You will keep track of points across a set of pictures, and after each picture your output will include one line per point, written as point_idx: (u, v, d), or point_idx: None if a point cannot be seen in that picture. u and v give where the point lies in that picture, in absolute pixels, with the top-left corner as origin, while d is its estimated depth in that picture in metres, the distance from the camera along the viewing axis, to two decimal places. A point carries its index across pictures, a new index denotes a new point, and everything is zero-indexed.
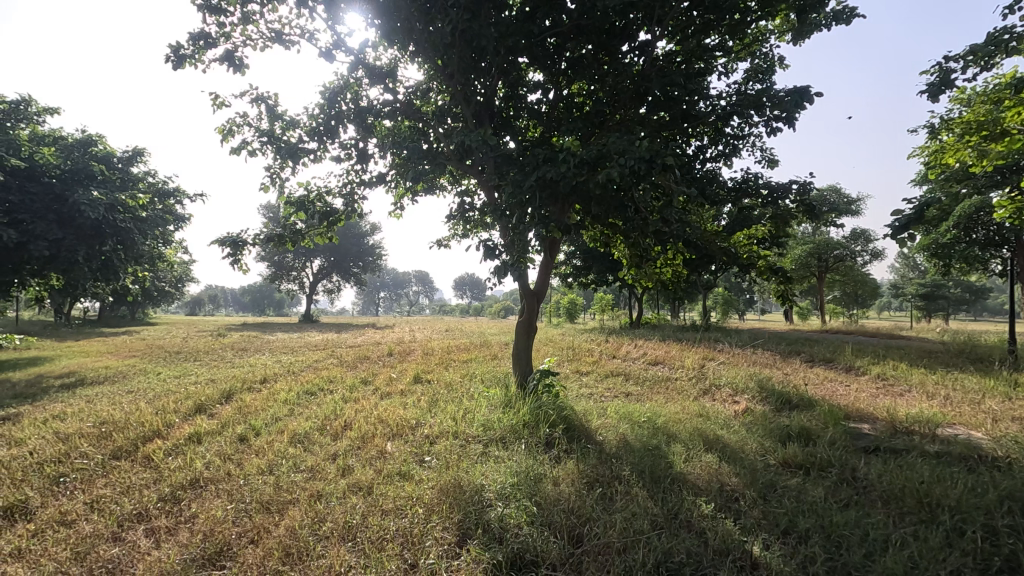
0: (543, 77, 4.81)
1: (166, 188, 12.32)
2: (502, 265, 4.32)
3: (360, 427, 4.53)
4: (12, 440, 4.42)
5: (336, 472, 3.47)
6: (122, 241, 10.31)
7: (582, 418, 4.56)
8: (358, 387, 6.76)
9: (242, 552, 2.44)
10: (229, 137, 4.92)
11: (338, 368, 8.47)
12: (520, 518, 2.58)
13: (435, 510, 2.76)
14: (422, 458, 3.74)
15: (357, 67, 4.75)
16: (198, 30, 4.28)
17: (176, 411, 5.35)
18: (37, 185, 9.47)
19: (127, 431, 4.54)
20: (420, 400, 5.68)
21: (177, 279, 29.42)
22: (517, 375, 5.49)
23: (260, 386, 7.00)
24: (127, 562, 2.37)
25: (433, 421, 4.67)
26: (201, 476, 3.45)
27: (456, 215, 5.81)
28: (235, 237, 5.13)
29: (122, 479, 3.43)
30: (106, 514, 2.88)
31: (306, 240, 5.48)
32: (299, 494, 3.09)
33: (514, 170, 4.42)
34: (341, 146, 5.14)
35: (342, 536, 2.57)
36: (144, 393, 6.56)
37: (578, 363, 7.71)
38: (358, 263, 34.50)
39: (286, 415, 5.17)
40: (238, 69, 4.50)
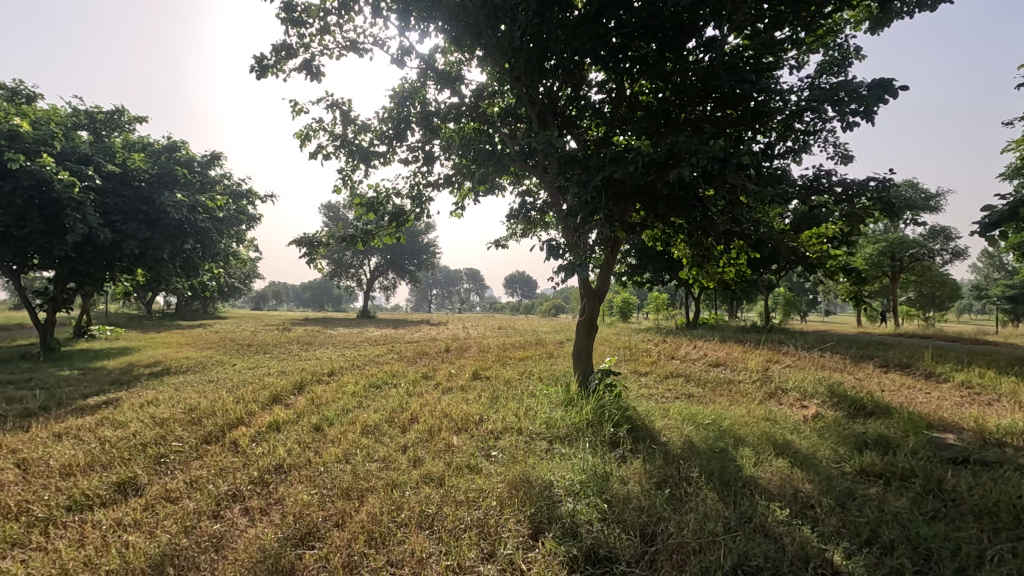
0: (606, 76, 4.80)
1: (240, 189, 13.13)
2: (566, 265, 4.35)
3: (426, 421, 4.69)
4: (117, 423, 4.86)
5: (409, 463, 3.63)
6: (201, 239, 11.14)
7: (645, 418, 4.54)
8: (420, 381, 6.98)
9: (329, 534, 2.60)
10: (306, 142, 5.18)
11: (399, 363, 8.76)
12: (591, 515, 2.63)
13: (507, 503, 2.84)
14: (488, 451, 3.86)
15: (426, 72, 4.91)
16: (280, 41, 4.54)
17: (254, 400, 5.71)
18: (128, 188, 10.27)
19: (214, 417, 4.89)
20: (481, 396, 5.81)
21: (245, 276, 31.16)
22: (577, 373, 5.51)
23: (328, 378, 7.34)
24: (229, 537, 2.58)
25: (496, 416, 4.77)
26: (285, 461, 3.69)
27: (518, 214, 5.89)
28: (310, 237, 5.42)
29: (215, 461, 3.71)
30: (206, 493, 3.14)
31: (375, 240, 5.69)
32: (376, 482, 3.25)
33: (578, 170, 4.44)
34: (409, 148, 5.32)
35: (419, 524, 2.69)
36: (223, 383, 7.01)
37: (636, 363, 7.66)
38: (412, 262, 35.43)
39: (356, 407, 5.41)
40: (315, 77, 4.74)
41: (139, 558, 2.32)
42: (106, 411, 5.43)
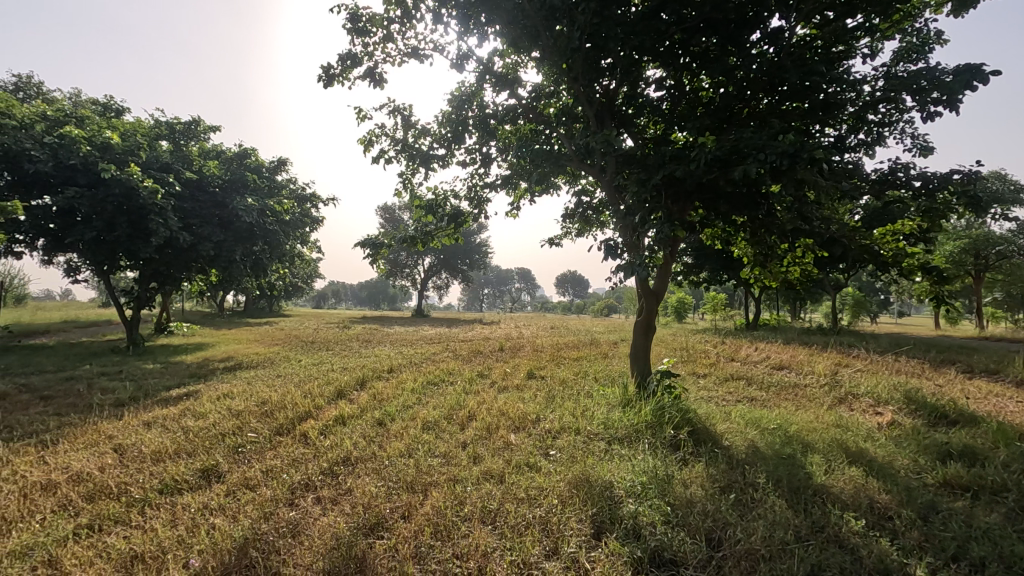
0: (665, 73, 4.71)
1: (304, 193, 13.75)
2: (625, 265, 4.30)
3: (484, 418, 4.77)
4: (198, 414, 5.21)
5: (469, 459, 3.71)
6: (269, 241, 11.74)
7: (706, 421, 4.43)
8: (476, 380, 7.09)
9: (396, 525, 2.69)
10: (369, 147, 5.37)
11: (455, 362, 8.94)
12: (655, 518, 2.61)
13: (568, 502, 2.86)
14: (547, 450, 3.88)
15: (484, 75, 4.98)
16: (346, 50, 4.73)
17: (321, 395, 5.97)
18: (204, 194, 10.95)
19: (285, 410, 5.16)
20: (537, 395, 5.84)
21: (308, 276, 32.55)
22: (635, 374, 5.45)
23: (387, 374, 7.58)
24: (304, 523, 2.72)
25: (553, 416, 4.79)
26: (351, 454, 3.84)
27: (575, 214, 5.88)
28: (374, 239, 5.63)
29: (287, 452, 3.92)
30: (281, 482, 3.32)
31: (434, 241, 5.82)
32: (439, 477, 3.34)
33: (637, 169, 4.38)
34: (467, 150, 5.42)
35: (482, 519, 2.75)
36: (291, 378, 7.36)
37: (694, 365, 7.48)
38: (465, 261, 36.00)
39: (415, 403, 5.57)
40: (379, 84, 4.90)
41: (225, 540, 2.48)
42: (188, 402, 5.83)
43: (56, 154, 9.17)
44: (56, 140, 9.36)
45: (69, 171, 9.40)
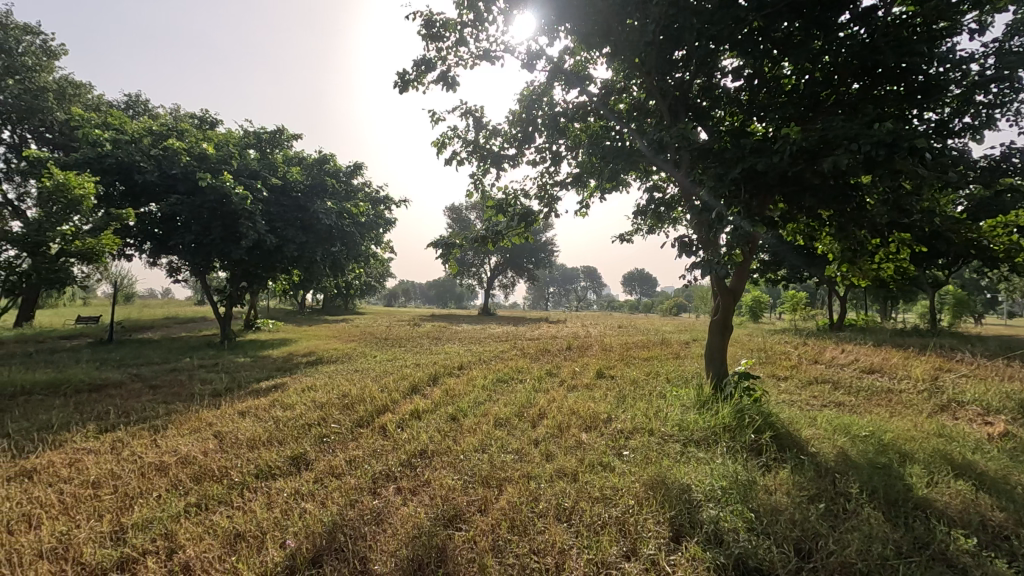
0: (743, 61, 4.50)
1: (378, 195, 14.29)
2: (701, 263, 4.16)
3: (555, 417, 4.77)
4: (286, 404, 5.56)
5: (542, 457, 3.72)
6: (347, 242, 12.31)
7: (790, 426, 4.21)
8: (545, 378, 7.10)
9: (474, 518, 2.75)
10: (442, 149, 5.50)
11: (523, 359, 9.00)
12: (737, 524, 2.52)
13: (645, 503, 2.82)
14: (620, 450, 3.83)
15: (554, 74, 4.97)
16: (420, 56, 4.88)
17: (396, 389, 6.20)
18: (288, 199, 11.65)
19: (364, 403, 5.40)
20: (607, 394, 5.78)
21: (380, 275, 33.87)
22: (710, 376, 5.27)
23: (458, 371, 7.74)
24: (387, 511, 2.84)
25: (626, 416, 4.72)
26: (428, 447, 3.96)
27: (646, 211, 5.75)
28: (446, 239, 5.78)
29: (368, 444, 4.10)
30: (364, 471, 3.48)
31: (505, 240, 5.89)
32: (513, 473, 3.38)
33: (714, 164, 4.22)
34: (537, 149, 5.44)
35: (558, 517, 2.76)
36: (368, 373, 7.69)
37: (774, 367, 7.13)
38: (531, 259, 36.08)
39: (487, 400, 5.66)
40: (451, 87, 5.02)
41: (316, 524, 2.63)
42: (276, 393, 6.22)
43: (161, 165, 10.07)
44: (161, 152, 10.28)
45: (172, 180, 10.30)
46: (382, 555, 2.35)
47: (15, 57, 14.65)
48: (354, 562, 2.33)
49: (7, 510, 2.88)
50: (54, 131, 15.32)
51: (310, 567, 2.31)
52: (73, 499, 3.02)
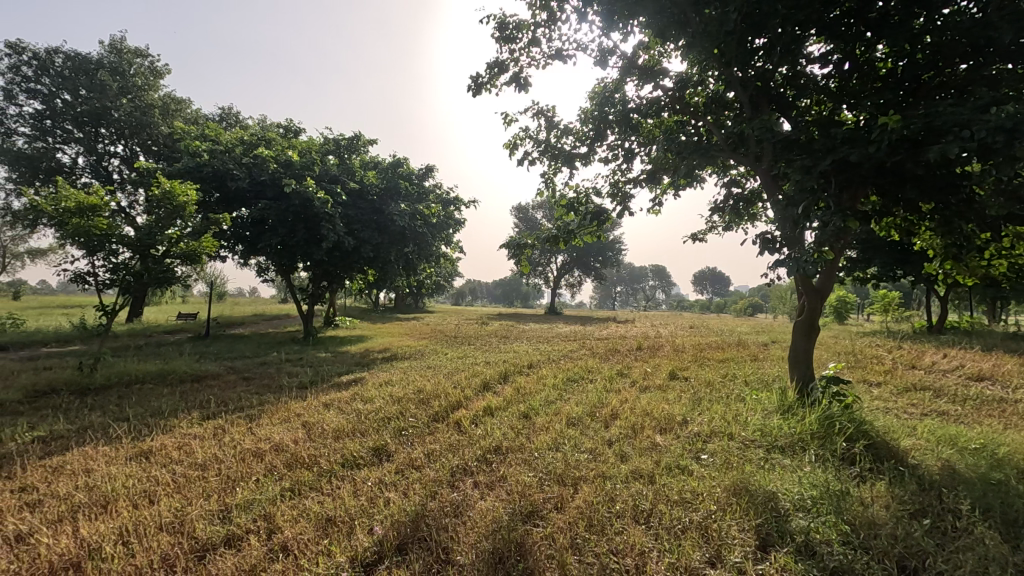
0: (833, 46, 4.23)
1: (448, 197, 14.64)
2: (787, 261, 3.95)
3: (628, 417, 4.71)
4: (366, 398, 5.83)
5: (616, 457, 3.69)
6: (419, 243, 12.71)
7: (886, 435, 3.93)
8: (616, 378, 7.01)
9: (550, 515, 2.77)
10: (514, 150, 5.56)
11: (594, 359, 8.92)
12: (831, 536, 2.38)
13: (728, 509, 2.73)
14: (698, 454, 3.72)
15: (628, 70, 4.89)
16: (494, 58, 4.95)
17: (469, 386, 6.34)
18: (364, 202, 12.18)
19: (438, 399, 5.57)
20: (682, 396, 5.63)
21: (449, 275, 34.74)
22: (795, 380, 5.02)
23: (528, 370, 7.79)
24: (465, 505, 2.91)
25: (703, 419, 4.58)
26: (502, 444, 4.02)
27: (724, 207, 5.53)
28: (518, 239, 5.84)
29: (443, 438, 4.22)
30: (442, 464, 3.59)
31: (576, 239, 5.88)
32: (588, 472, 3.37)
33: (801, 156, 4.00)
34: (609, 147, 5.38)
35: (635, 518, 2.73)
36: (440, 370, 7.90)
37: (865, 372, 6.67)
38: (597, 258, 35.68)
39: (558, 399, 5.67)
40: (524, 88, 5.06)
41: (400, 513, 2.74)
42: (356, 387, 6.54)
43: (251, 172, 10.82)
44: (251, 161, 11.06)
45: (261, 187, 11.04)
46: (463, 547, 2.41)
47: (127, 79, 16.24)
48: (437, 551, 2.42)
49: (130, 485, 3.21)
50: (159, 144, 16.83)
51: (396, 554, 2.42)
52: (184, 480, 3.31)
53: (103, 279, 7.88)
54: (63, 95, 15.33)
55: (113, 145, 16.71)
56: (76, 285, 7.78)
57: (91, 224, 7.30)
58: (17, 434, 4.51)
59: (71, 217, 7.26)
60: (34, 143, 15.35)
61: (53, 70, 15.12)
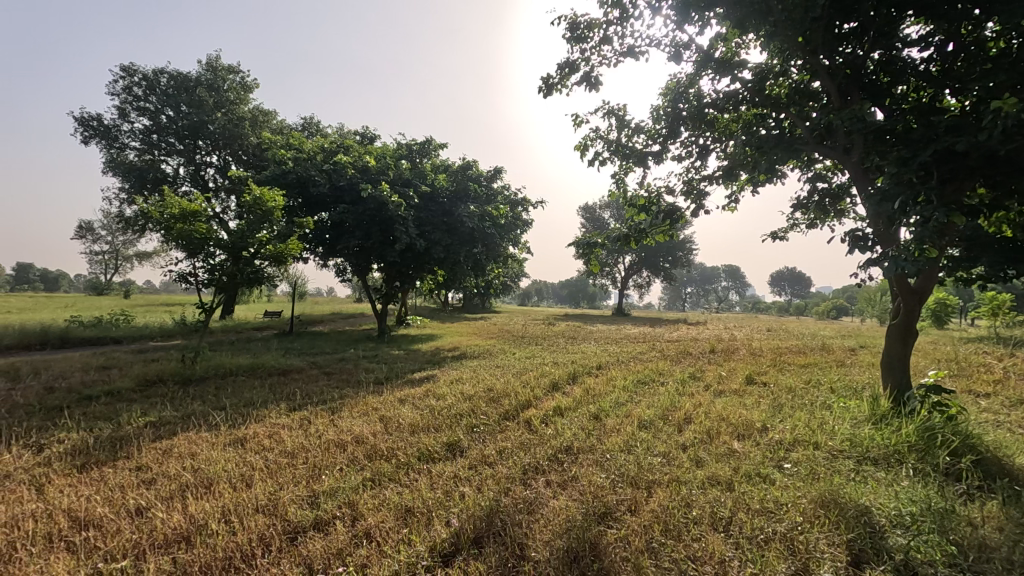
0: (934, 27, 3.90)
1: (517, 198, 14.76)
2: (881, 260, 3.69)
3: (703, 422, 4.57)
4: (438, 395, 6.00)
5: (692, 462, 3.59)
6: (488, 244, 12.91)
7: (998, 451, 3.58)
8: (689, 381, 6.80)
9: (624, 517, 2.75)
10: (584, 150, 5.54)
11: (664, 362, 8.70)
12: (935, 557, 2.20)
13: (815, 522, 2.59)
14: (779, 462, 3.55)
15: (704, 64, 4.74)
16: (565, 59, 4.95)
17: (538, 386, 6.38)
18: (436, 205, 12.52)
19: (509, 398, 5.64)
20: (761, 402, 5.38)
21: (516, 275, 35.04)
22: (890, 387, 4.67)
23: (597, 371, 7.71)
24: (538, 503, 2.93)
25: (784, 426, 4.37)
26: (573, 444, 4.02)
27: (807, 204, 5.25)
28: (588, 239, 5.80)
29: (515, 436, 4.27)
30: (514, 462, 3.64)
31: (647, 239, 5.76)
32: (662, 476, 3.30)
33: (897, 147, 3.72)
34: (682, 144, 5.24)
35: (713, 525, 2.65)
36: (509, 369, 7.99)
37: (971, 381, 6.09)
38: (667, 259, 34.72)
39: (628, 401, 5.59)
40: (594, 87, 5.03)
41: (475, 507, 2.80)
42: (429, 384, 6.74)
43: (331, 178, 11.45)
44: (331, 167, 11.67)
45: (340, 192, 11.62)
46: (538, 543, 2.44)
47: (222, 94, 17.60)
48: (512, 546, 2.46)
49: (229, 469, 3.49)
50: (249, 153, 18.11)
51: (472, 546, 2.49)
52: (275, 466, 3.56)
53: (202, 279, 8.58)
54: (167, 111, 16.84)
55: (209, 156, 18.14)
56: (179, 285, 8.52)
57: (192, 229, 7.97)
58: (132, 418, 5.00)
59: (176, 222, 7.96)
60: (143, 155, 16.96)
61: (159, 89, 16.69)
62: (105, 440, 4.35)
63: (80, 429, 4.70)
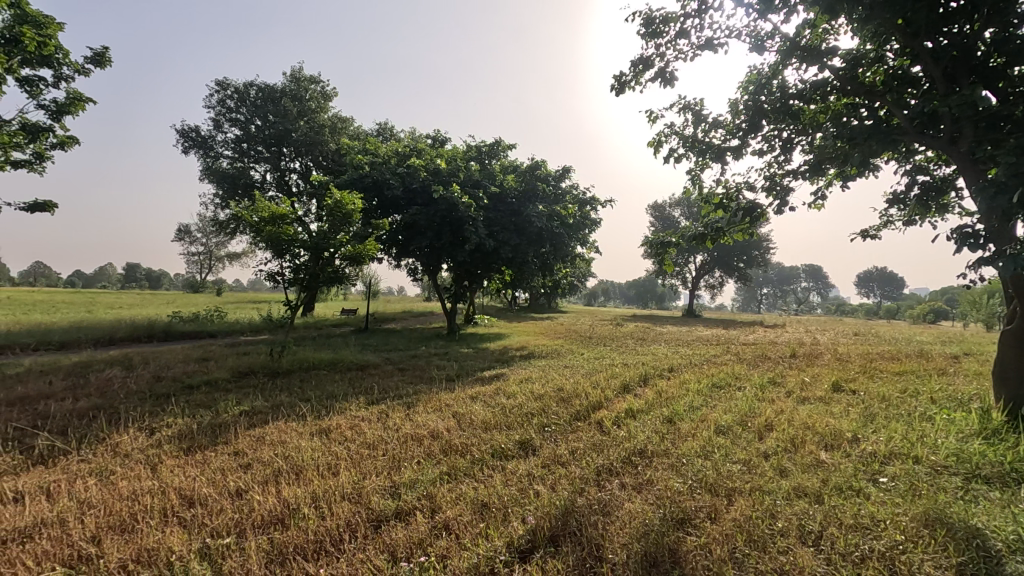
0: None
1: (585, 197, 14.64)
2: (994, 258, 3.35)
3: (786, 430, 4.35)
4: (509, 393, 6.07)
5: (775, 472, 3.43)
6: (556, 243, 12.89)
7: None
8: (769, 386, 6.50)
9: (704, 524, 2.66)
10: (658, 148, 5.42)
11: (741, 365, 8.35)
12: None
13: (918, 542, 2.40)
14: (874, 476, 3.32)
15: (789, 53, 4.51)
16: (639, 55, 4.87)
17: (608, 387, 6.31)
18: (504, 205, 12.65)
19: (579, 398, 5.61)
20: (850, 411, 5.05)
21: (582, 275, 34.78)
22: (1003, 398, 4.25)
23: (669, 374, 7.53)
24: (613, 505, 2.90)
25: (879, 437, 4.08)
26: (647, 448, 3.94)
27: (905, 199, 4.86)
28: (662, 239, 5.67)
29: (586, 437, 4.25)
30: (587, 463, 3.62)
31: (725, 238, 5.54)
32: (743, 484, 3.17)
33: (1015, 134, 3.37)
34: (764, 138, 5.00)
35: (800, 539, 2.52)
36: (578, 369, 7.96)
37: None
38: (742, 258, 33.23)
39: (703, 405, 5.42)
40: (669, 83, 4.91)
41: (551, 506, 2.81)
42: (499, 382, 6.83)
43: (404, 181, 11.88)
44: (405, 170, 12.09)
45: (412, 194, 12.00)
46: (615, 545, 2.42)
47: (304, 104, 18.64)
48: (589, 547, 2.45)
49: (316, 457, 3.70)
50: (329, 159, 19.08)
51: (549, 544, 2.50)
52: (358, 456, 3.73)
53: (288, 278, 9.14)
54: (256, 121, 18.06)
55: (293, 162, 19.28)
56: (267, 283, 9.12)
57: (279, 231, 8.49)
58: (229, 407, 5.41)
59: (265, 225, 8.52)
60: (235, 163, 18.30)
61: (249, 101, 17.95)
62: (207, 426, 4.75)
63: (185, 415, 5.14)
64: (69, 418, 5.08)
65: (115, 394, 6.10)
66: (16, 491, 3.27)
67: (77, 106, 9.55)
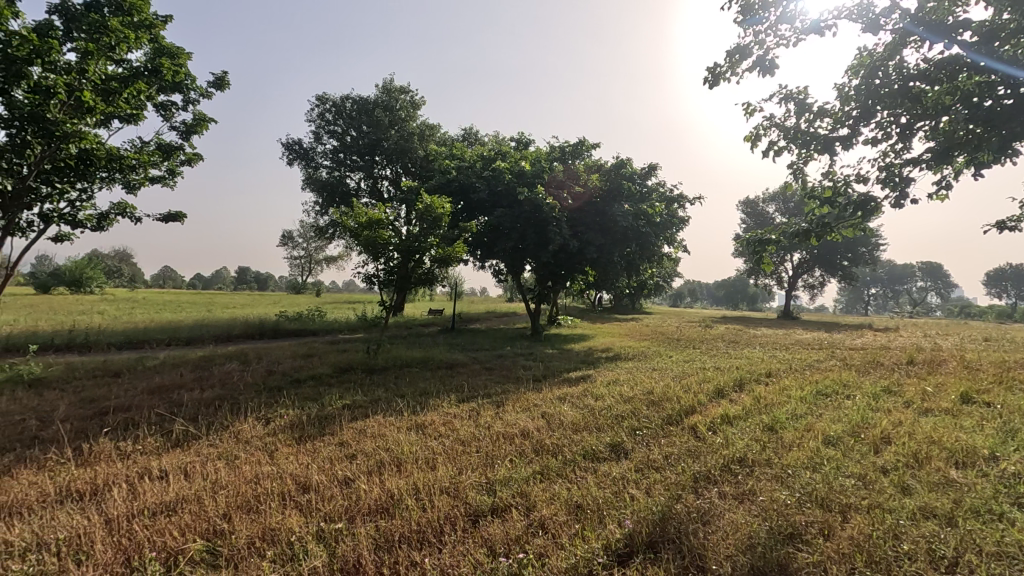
0: None
1: (673, 195, 14.18)
2: None
3: (907, 443, 3.97)
4: (596, 395, 6.01)
5: (896, 489, 3.13)
6: (642, 242, 12.57)
7: None
8: (883, 395, 5.96)
9: (817, 541, 2.49)
10: (757, 141, 5.14)
11: (850, 372, 7.72)
12: None
13: None
14: (1019, 500, 2.94)
15: (909, 31, 4.12)
16: (735, 45, 4.65)
17: (701, 391, 6.07)
18: (589, 205, 12.55)
19: (670, 402, 5.44)
20: (985, 425, 4.51)
21: (668, 276, 33.72)
22: None
23: (767, 379, 7.10)
24: (714, 513, 2.78)
25: (1022, 456, 3.60)
26: (748, 456, 3.74)
27: None
28: (760, 236, 5.28)
29: (680, 443, 4.11)
30: (684, 469, 3.50)
31: (833, 234, 5.13)
32: (858, 501, 2.94)
33: None
34: (878, 125, 4.60)
35: (930, 564, 2.29)
36: (667, 372, 7.72)
37: None
38: (846, 255, 30.71)
39: (807, 413, 5.06)
40: (769, 71, 4.64)
41: (648, 511, 2.75)
42: (586, 384, 6.78)
43: (490, 184, 12.12)
44: (490, 173, 12.35)
45: (497, 197, 12.22)
46: (718, 555, 2.32)
47: (394, 113, 19.53)
48: (690, 556, 2.38)
49: (414, 451, 3.87)
50: (417, 165, 19.88)
51: (648, 551, 2.46)
52: (452, 452, 3.86)
53: (383, 280, 9.61)
54: (351, 132, 19.19)
55: (384, 169, 20.28)
56: (364, 285, 9.65)
57: (375, 235, 8.96)
58: (332, 400, 5.79)
59: (362, 229, 9.03)
60: (332, 172, 19.54)
61: (345, 114, 19.10)
62: (314, 418, 5.10)
63: (295, 407, 5.57)
64: (198, 406, 5.67)
65: (234, 386, 6.72)
66: (160, 470, 3.70)
67: (201, 125, 10.60)
